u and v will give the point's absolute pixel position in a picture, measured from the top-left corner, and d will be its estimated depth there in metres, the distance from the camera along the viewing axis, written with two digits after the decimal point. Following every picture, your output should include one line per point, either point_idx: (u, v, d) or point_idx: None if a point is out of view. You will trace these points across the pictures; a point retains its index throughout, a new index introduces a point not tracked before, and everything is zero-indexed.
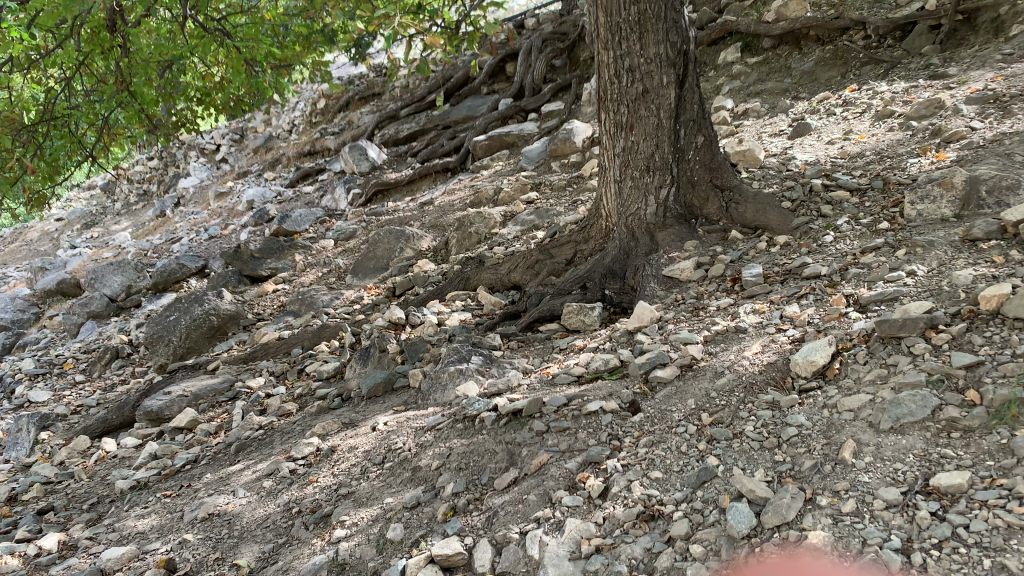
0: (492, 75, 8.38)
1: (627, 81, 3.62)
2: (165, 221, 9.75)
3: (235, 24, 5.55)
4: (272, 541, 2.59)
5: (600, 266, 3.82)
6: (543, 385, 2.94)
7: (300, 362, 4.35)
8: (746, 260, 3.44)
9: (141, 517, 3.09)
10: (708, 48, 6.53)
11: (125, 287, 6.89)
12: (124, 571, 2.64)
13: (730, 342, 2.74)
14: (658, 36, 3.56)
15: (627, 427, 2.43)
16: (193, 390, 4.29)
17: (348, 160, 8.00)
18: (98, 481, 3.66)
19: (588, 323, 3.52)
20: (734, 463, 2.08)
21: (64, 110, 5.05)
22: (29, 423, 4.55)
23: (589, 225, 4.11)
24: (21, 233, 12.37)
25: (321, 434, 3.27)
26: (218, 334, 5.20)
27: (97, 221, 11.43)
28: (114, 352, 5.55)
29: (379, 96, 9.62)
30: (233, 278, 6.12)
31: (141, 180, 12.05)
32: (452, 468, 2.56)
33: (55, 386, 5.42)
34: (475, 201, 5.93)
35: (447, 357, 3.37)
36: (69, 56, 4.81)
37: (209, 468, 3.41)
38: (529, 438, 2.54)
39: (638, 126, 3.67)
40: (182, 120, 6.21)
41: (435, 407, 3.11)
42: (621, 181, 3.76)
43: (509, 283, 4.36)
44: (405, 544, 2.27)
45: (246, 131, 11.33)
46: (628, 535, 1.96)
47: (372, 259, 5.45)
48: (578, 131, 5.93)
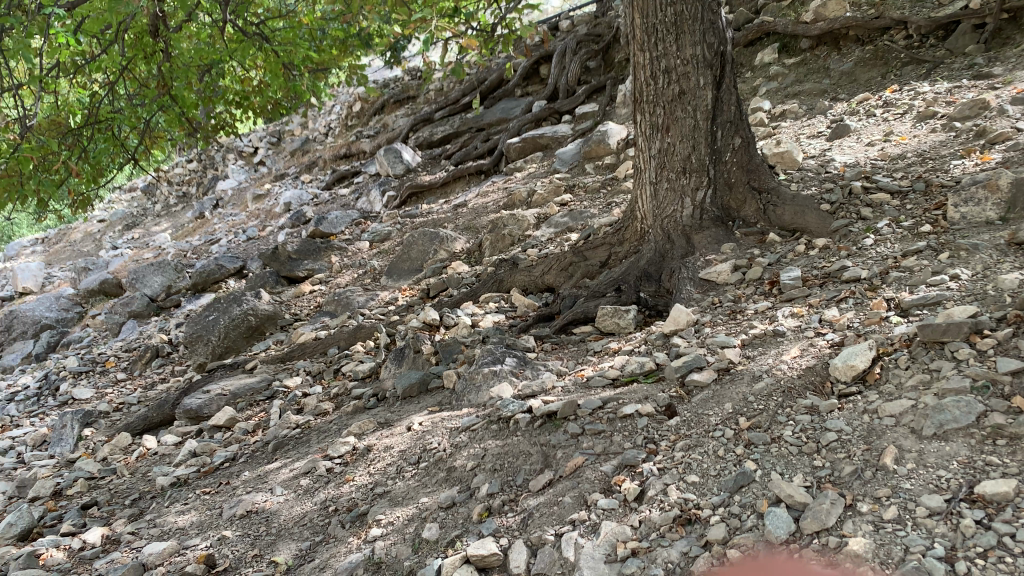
0: (527, 77, 8.40)
1: (664, 82, 3.61)
2: (204, 222, 9.93)
3: (274, 29, 5.63)
4: (309, 539, 2.62)
5: (635, 269, 3.81)
6: (578, 387, 2.94)
7: (336, 362, 4.40)
8: (784, 263, 3.40)
9: (181, 513, 3.15)
10: (745, 48, 6.48)
11: (165, 287, 7.03)
12: (165, 566, 2.69)
13: (768, 346, 2.72)
14: (695, 37, 3.54)
15: (663, 430, 2.42)
16: (232, 389, 4.35)
17: (382, 162, 8.11)
18: (140, 477, 3.74)
19: (622, 325, 3.51)
20: (773, 468, 2.06)
21: (108, 114, 5.17)
22: (73, 420, 4.67)
23: (624, 227, 4.10)
24: (66, 233, 12.70)
25: (357, 434, 3.31)
26: (256, 334, 5.28)
27: (138, 222, 11.68)
28: (154, 351, 5.66)
29: (414, 99, 9.70)
30: (270, 279, 6.21)
31: (180, 182, 12.28)
32: (486, 468, 2.57)
33: (97, 383, 5.54)
34: (508, 202, 5.94)
35: (482, 358, 3.39)
36: (114, 61, 4.93)
37: (247, 466, 3.47)
38: (564, 440, 2.55)
39: (675, 127, 3.65)
40: (222, 123, 6.32)
41: (469, 407, 3.13)
42: (657, 183, 3.75)
43: (543, 285, 4.36)
44: (440, 544, 2.29)
45: (284, 134, 11.49)
46: (665, 539, 1.95)
47: (406, 261, 5.50)
48: (613, 132, 5.91)
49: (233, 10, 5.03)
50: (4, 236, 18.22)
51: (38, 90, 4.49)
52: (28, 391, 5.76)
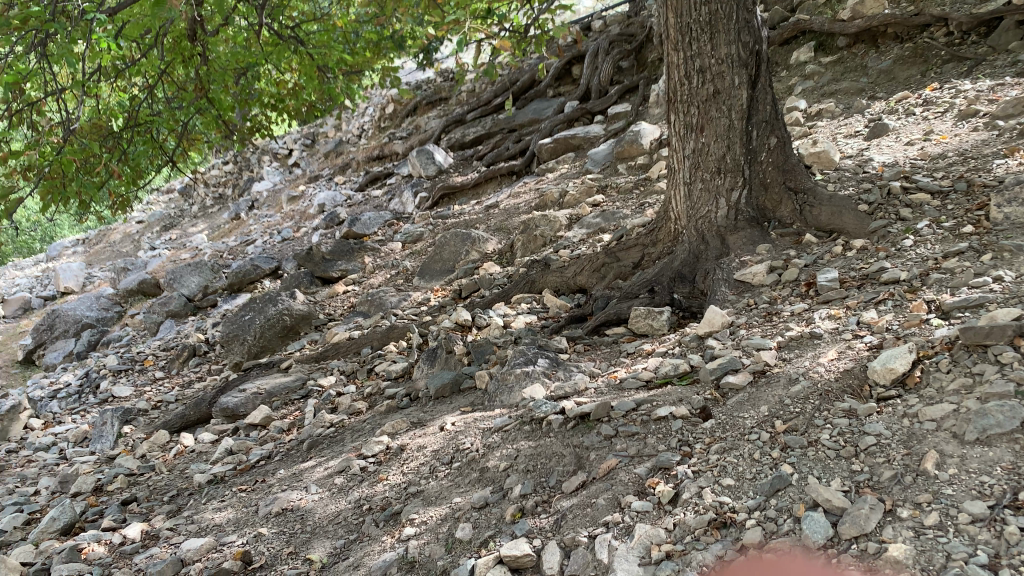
0: (559, 77, 8.39)
1: (698, 82, 3.59)
2: (240, 223, 10.08)
3: (308, 32, 5.69)
4: (344, 537, 2.64)
5: (669, 269, 3.79)
6: (611, 389, 2.93)
7: (370, 361, 4.43)
8: (821, 265, 3.35)
9: (219, 510, 3.19)
10: (780, 47, 6.41)
11: (202, 287, 7.15)
12: (202, 562, 2.73)
13: (805, 349, 2.68)
14: (729, 36, 3.51)
15: (698, 433, 2.40)
16: (267, 388, 4.40)
17: (415, 164, 8.16)
18: (178, 474, 3.80)
19: (656, 327, 3.49)
20: (810, 471, 2.03)
21: (147, 117, 5.27)
22: (113, 417, 4.76)
23: (658, 228, 4.07)
24: (106, 235, 12.96)
25: (390, 433, 3.33)
26: (291, 334, 5.34)
27: (176, 224, 11.89)
28: (192, 350, 5.75)
29: (446, 100, 9.74)
30: (305, 279, 6.28)
31: (217, 184, 12.46)
32: (519, 469, 2.57)
33: (136, 381, 5.65)
34: (540, 203, 5.95)
35: (514, 359, 3.39)
36: (153, 65, 5.01)
37: (283, 464, 3.51)
38: (598, 442, 2.54)
39: (709, 127, 3.63)
40: (257, 126, 6.40)
41: (502, 408, 3.13)
42: (691, 183, 3.72)
43: (575, 285, 4.35)
44: (473, 544, 2.29)
45: (318, 136, 11.60)
46: (699, 542, 1.94)
47: (439, 261, 5.53)
48: (646, 132, 5.88)
49: (269, 15, 5.11)
50: (46, 237, 18.64)
51: (80, 94, 4.58)
52: (69, 388, 5.89)
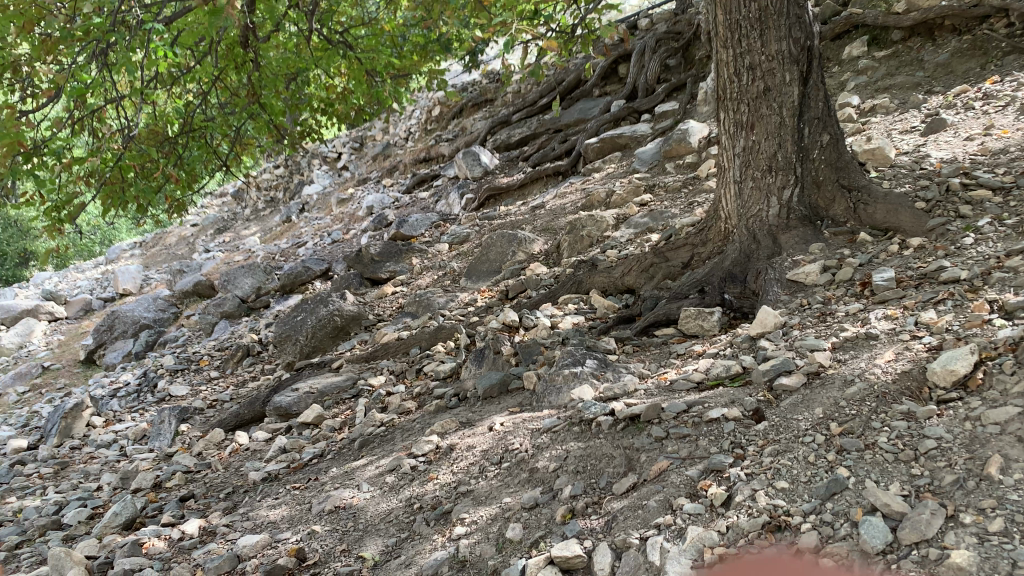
0: (605, 77, 8.35)
1: (748, 80, 3.55)
2: (291, 226, 10.26)
3: (357, 36, 5.75)
4: (395, 535, 2.67)
5: (719, 269, 3.75)
6: (660, 390, 2.91)
7: (418, 362, 4.47)
8: (876, 264, 3.27)
9: (273, 507, 3.26)
10: (831, 42, 6.28)
11: (255, 288, 7.29)
12: (258, 558, 2.79)
13: (860, 349, 2.63)
14: (780, 33, 3.47)
15: (751, 435, 2.36)
16: (319, 388, 4.47)
17: (462, 165, 8.22)
18: (233, 472, 3.89)
19: (706, 327, 3.46)
20: (867, 475, 1.99)
21: (201, 123, 5.39)
22: (170, 416, 4.89)
23: (708, 227, 4.03)
24: (162, 238, 13.32)
25: (440, 433, 3.36)
26: (342, 334, 5.42)
27: (229, 227, 12.17)
28: (245, 350, 5.88)
29: (492, 102, 9.76)
30: (354, 281, 6.38)
31: (268, 187, 12.70)
32: (569, 470, 2.57)
33: (192, 381, 5.80)
34: (587, 203, 5.93)
35: (562, 360, 3.39)
36: (207, 72, 5.13)
37: (335, 463, 3.57)
38: (648, 444, 2.53)
39: (759, 125, 3.59)
40: (307, 130, 6.49)
41: (550, 409, 3.13)
42: (741, 182, 3.68)
43: (623, 286, 4.32)
44: (524, 544, 2.30)
45: (365, 139, 11.74)
46: (754, 545, 1.91)
47: (485, 262, 5.55)
48: (694, 131, 5.82)
49: (318, 21, 5.21)
50: (106, 240, 19.25)
51: (138, 101, 4.73)
52: (129, 387, 6.07)
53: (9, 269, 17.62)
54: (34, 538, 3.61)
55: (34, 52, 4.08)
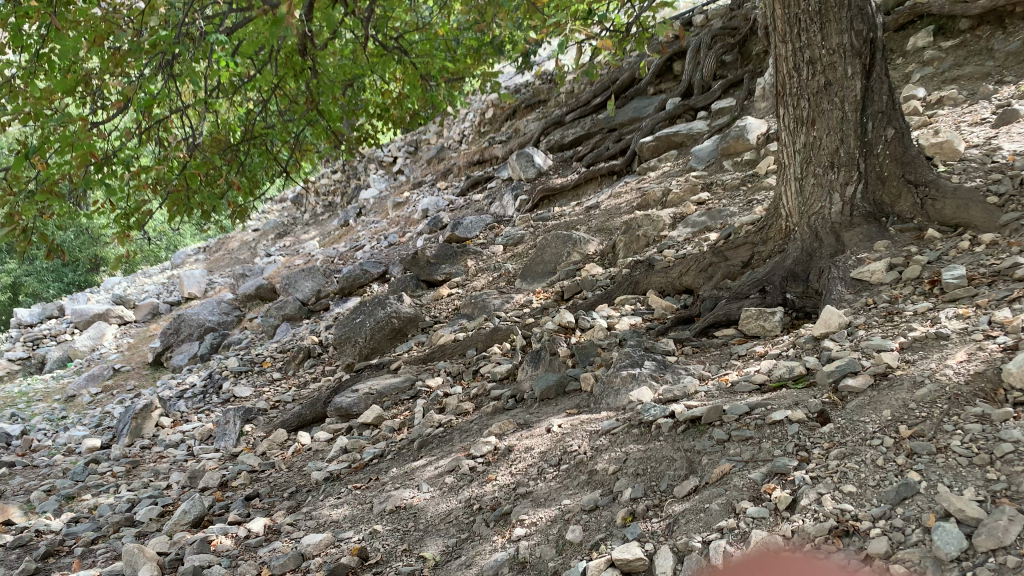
0: (660, 75, 8.26)
1: (808, 74, 3.50)
2: (349, 230, 10.44)
3: (411, 41, 5.81)
4: (455, 536, 2.70)
5: (781, 269, 3.67)
6: (722, 392, 2.87)
7: (475, 363, 4.49)
8: (946, 261, 3.15)
9: (336, 506, 3.32)
10: (895, 34, 6.13)
11: (315, 291, 7.43)
12: (322, 557, 2.84)
13: (930, 350, 2.55)
14: (841, 25, 3.40)
15: (815, 437, 2.31)
16: (378, 389, 4.53)
17: (515, 167, 8.24)
18: (296, 472, 3.98)
19: (768, 328, 3.40)
20: (939, 479, 1.93)
21: (262, 130, 5.52)
22: (235, 416, 5.02)
23: (768, 225, 3.97)
24: (225, 243, 13.70)
25: (498, 434, 3.37)
26: (399, 335, 5.48)
27: (289, 232, 12.44)
28: (306, 352, 5.99)
29: (545, 103, 9.74)
30: (411, 283, 6.45)
31: (326, 193, 12.93)
32: (629, 473, 2.55)
33: (256, 382, 5.95)
34: (642, 203, 5.88)
35: (620, 362, 3.37)
36: (268, 80, 5.23)
37: (394, 463, 3.62)
38: (710, 446, 2.49)
39: (820, 121, 3.52)
40: (364, 135, 6.59)
41: (608, 411, 3.12)
42: (803, 179, 3.62)
43: (681, 286, 4.27)
44: (585, 546, 2.29)
45: (420, 143, 11.85)
46: (821, 551, 1.87)
47: (541, 263, 5.55)
48: (752, 127, 5.72)
49: (375, 27, 5.28)
50: (172, 245, 19.90)
51: (202, 110, 4.86)
52: (195, 388, 6.27)
53: (82, 275, 18.36)
54: (109, 534, 3.76)
55: (104, 66, 4.24)
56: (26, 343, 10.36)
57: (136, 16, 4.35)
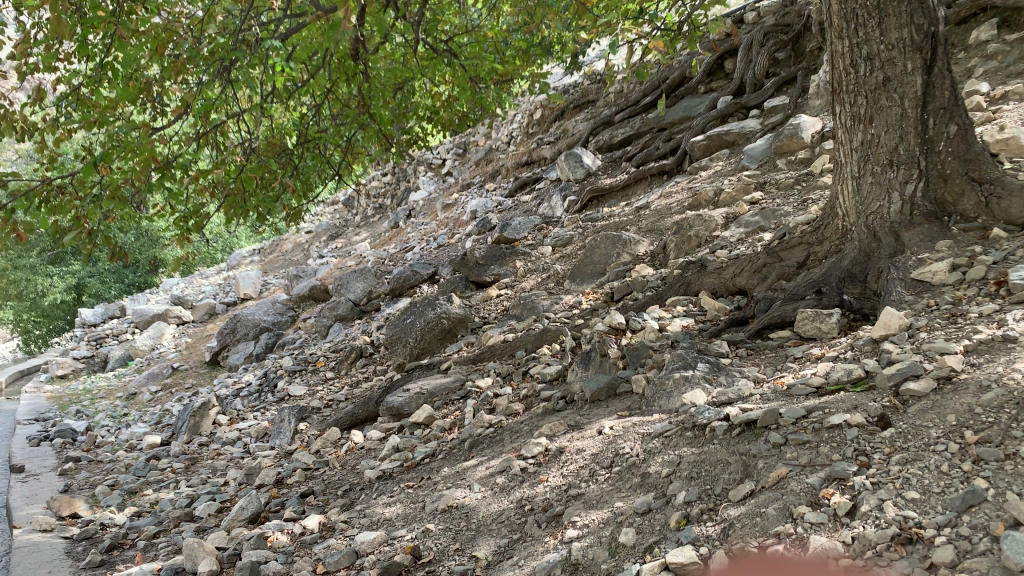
0: (711, 73, 8.16)
1: (866, 70, 3.43)
2: (399, 232, 10.56)
3: (462, 44, 5.85)
4: (507, 536, 2.70)
5: (838, 269, 3.60)
6: (778, 395, 2.82)
7: (525, 364, 4.49)
8: (1013, 261, 3.04)
9: (388, 505, 3.36)
10: (957, 28, 5.97)
11: (366, 292, 7.51)
12: (376, 554, 2.88)
13: (997, 353, 2.47)
14: (901, 20, 3.33)
15: (876, 442, 2.26)
16: (428, 388, 4.57)
17: (564, 167, 8.23)
18: (350, 470, 4.03)
19: (825, 330, 3.34)
20: (1008, 487, 1.86)
21: (316, 134, 5.61)
22: (290, 414, 5.12)
23: (824, 225, 3.90)
24: (279, 245, 13.99)
25: (548, 435, 3.37)
26: (449, 336, 5.52)
27: (340, 233, 12.64)
28: (358, 352, 6.07)
29: (594, 103, 9.68)
30: (460, 283, 6.50)
31: (376, 195, 13.10)
32: (683, 476, 2.52)
33: (310, 381, 6.05)
34: (694, 203, 5.81)
35: (672, 364, 3.34)
36: (321, 84, 5.32)
37: (446, 462, 3.65)
38: (766, 450, 2.45)
39: (878, 117, 3.45)
40: (415, 137, 6.65)
41: (660, 414, 3.09)
42: (860, 177, 3.55)
43: (734, 287, 4.21)
44: (637, 549, 2.28)
45: (468, 145, 11.91)
46: (882, 558, 1.82)
47: (590, 264, 5.53)
48: (806, 125, 5.62)
49: (424, 31, 5.33)
50: (227, 247, 20.34)
51: (258, 115, 4.96)
52: (251, 387, 6.43)
53: (142, 276, 18.93)
54: (170, 528, 3.87)
55: (165, 73, 4.36)
56: (90, 342, 10.72)
57: (196, 23, 4.47)
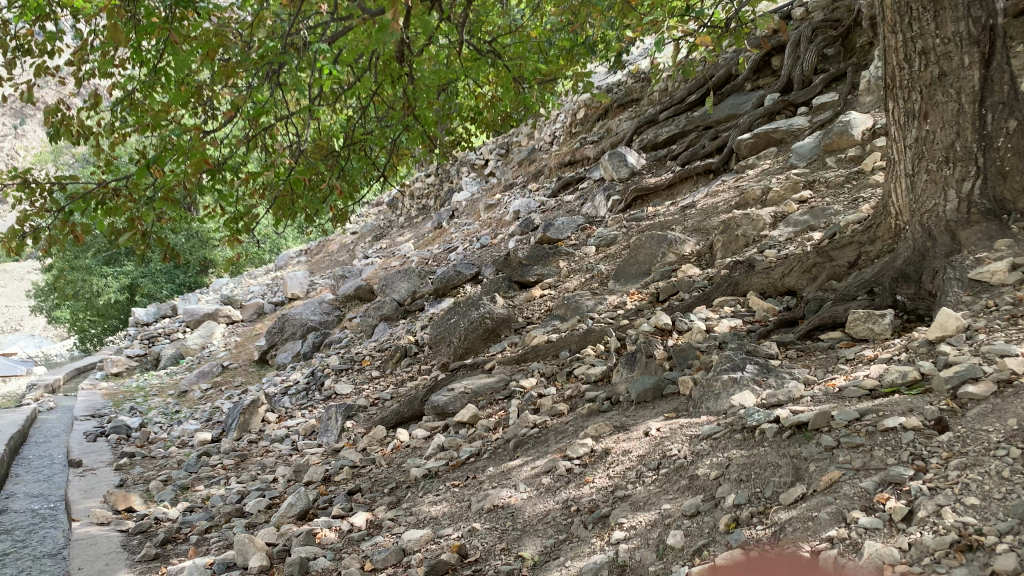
0: (757, 70, 8.04)
1: (920, 65, 3.36)
2: (443, 232, 10.62)
3: (506, 45, 5.87)
4: (554, 537, 2.70)
5: (890, 269, 3.52)
6: (829, 397, 2.77)
7: (569, 364, 4.48)
8: None
9: (435, 503, 3.39)
10: (1015, 20, 5.81)
11: (410, 292, 7.56)
12: (423, 552, 2.91)
13: None
14: (957, 13, 3.25)
15: (933, 446, 2.20)
16: (473, 388, 4.58)
17: (608, 167, 8.18)
18: (397, 468, 4.07)
19: (878, 331, 3.27)
20: None
21: (362, 137, 5.67)
22: (337, 412, 5.17)
23: (877, 224, 3.82)
24: (325, 245, 14.20)
25: (594, 436, 3.35)
26: (493, 335, 5.53)
27: (385, 234, 12.77)
28: (403, 351, 6.12)
29: (638, 101, 9.62)
30: (503, 284, 6.52)
31: (420, 195, 13.22)
32: (732, 478, 2.49)
33: (356, 380, 6.12)
34: (741, 202, 5.72)
35: (720, 365, 3.30)
36: (367, 87, 5.38)
37: (491, 461, 3.66)
38: (818, 453, 2.41)
39: (933, 113, 3.37)
40: (458, 137, 6.68)
41: (708, 415, 3.06)
42: (914, 175, 3.47)
43: (783, 288, 4.15)
44: (686, 552, 2.25)
45: (511, 145, 11.94)
46: (941, 565, 1.77)
47: (635, 265, 5.49)
48: (856, 122, 5.51)
49: (469, 32, 5.35)
50: (275, 248, 20.71)
51: (306, 118, 5.03)
52: (299, 385, 6.53)
53: (192, 276, 19.39)
54: (221, 523, 3.95)
55: (216, 77, 4.45)
56: (143, 341, 10.97)
57: (246, 28, 4.56)
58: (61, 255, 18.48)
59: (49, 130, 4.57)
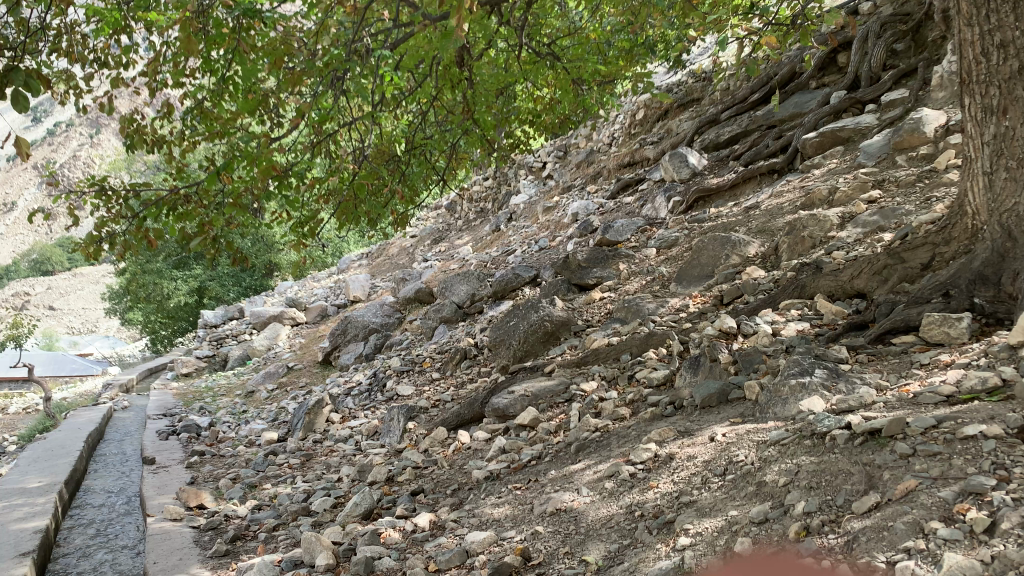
0: (822, 67, 7.85)
1: (999, 59, 3.24)
2: (501, 235, 10.67)
3: (564, 47, 5.86)
4: (618, 541, 2.69)
5: (968, 270, 3.39)
6: (904, 403, 2.69)
7: (630, 368, 4.44)
8: None
9: (497, 505, 3.40)
10: None
11: (470, 295, 7.61)
12: (486, 554, 2.92)
13: None
14: None
15: (1016, 455, 2.11)
16: (533, 390, 4.58)
17: (668, 168, 8.09)
18: (458, 470, 4.10)
19: (954, 335, 3.16)
20: None
21: (422, 141, 5.71)
22: (399, 413, 5.24)
23: (952, 224, 3.69)
24: (386, 249, 14.40)
25: (657, 441, 3.31)
26: (552, 338, 5.52)
27: (444, 237, 12.89)
28: (463, 353, 6.15)
29: (699, 101, 9.49)
30: (562, 287, 6.51)
31: (478, 199, 13.30)
32: (802, 485, 2.44)
33: (417, 382, 6.19)
34: (807, 202, 5.59)
35: (788, 370, 3.23)
36: (427, 92, 5.41)
37: (553, 465, 3.65)
38: (892, 461, 2.34)
39: (1013, 108, 3.24)
40: (518, 140, 6.68)
41: (775, 421, 3.00)
42: (992, 173, 3.35)
43: (853, 290, 4.04)
44: (755, 560, 2.21)
45: (569, 147, 11.92)
46: None
47: (697, 267, 5.41)
48: (928, 119, 5.33)
49: (529, 36, 5.36)
50: (336, 251, 21.10)
51: (368, 124, 5.09)
52: (362, 386, 6.63)
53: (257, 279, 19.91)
54: (288, 522, 4.03)
55: (281, 85, 4.55)
56: (212, 342, 11.30)
57: (310, 36, 4.66)
58: (134, 259, 19.14)
59: (125, 139, 4.73)
